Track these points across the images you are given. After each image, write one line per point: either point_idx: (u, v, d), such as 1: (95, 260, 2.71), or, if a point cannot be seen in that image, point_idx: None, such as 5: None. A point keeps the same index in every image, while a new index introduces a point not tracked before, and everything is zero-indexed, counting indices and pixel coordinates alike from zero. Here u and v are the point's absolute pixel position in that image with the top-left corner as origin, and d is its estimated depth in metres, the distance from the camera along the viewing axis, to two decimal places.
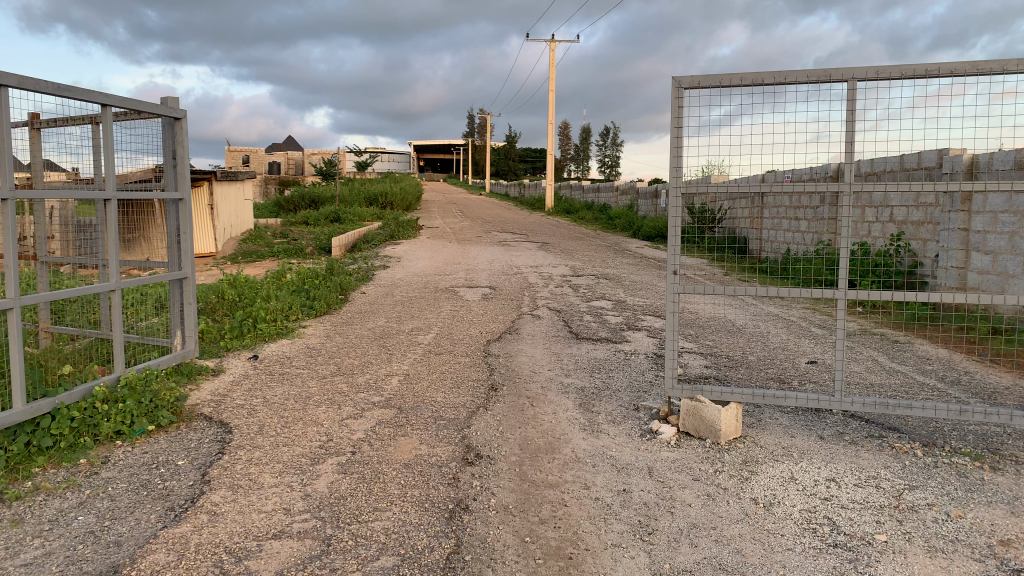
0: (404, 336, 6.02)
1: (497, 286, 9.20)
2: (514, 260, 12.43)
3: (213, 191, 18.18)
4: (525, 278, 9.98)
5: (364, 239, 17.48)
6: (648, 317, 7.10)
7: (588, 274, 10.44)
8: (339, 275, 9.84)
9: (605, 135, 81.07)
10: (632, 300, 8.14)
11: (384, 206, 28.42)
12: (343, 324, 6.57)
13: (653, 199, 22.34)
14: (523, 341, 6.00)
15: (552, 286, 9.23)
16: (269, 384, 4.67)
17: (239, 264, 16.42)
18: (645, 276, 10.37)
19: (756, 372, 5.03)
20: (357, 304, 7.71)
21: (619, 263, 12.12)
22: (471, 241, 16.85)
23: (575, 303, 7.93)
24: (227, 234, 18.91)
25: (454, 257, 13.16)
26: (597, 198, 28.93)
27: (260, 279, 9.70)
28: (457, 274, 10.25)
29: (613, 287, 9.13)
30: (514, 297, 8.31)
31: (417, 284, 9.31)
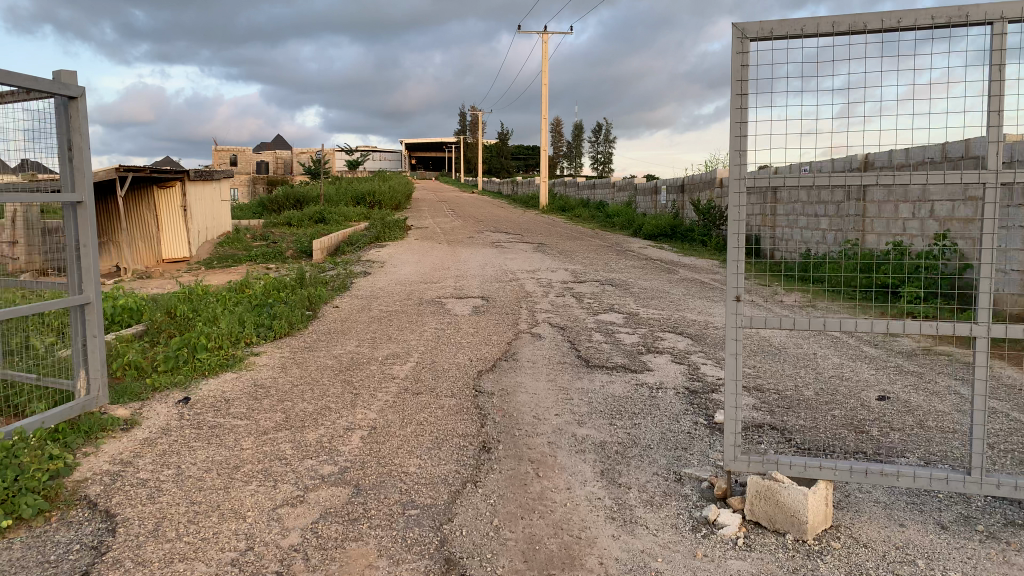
0: (376, 367, 4.92)
1: (490, 296, 8.10)
2: (509, 264, 11.33)
3: (186, 191, 17.01)
4: (521, 286, 8.88)
5: (347, 242, 16.35)
6: (668, 335, 6.01)
7: (590, 281, 9.36)
8: (312, 285, 8.73)
9: (599, 130, 79.91)
10: (646, 313, 7.04)
11: (372, 206, 27.27)
12: (306, 350, 5.46)
13: (653, 195, 21.22)
14: (522, 370, 4.91)
15: (551, 296, 8.15)
16: (191, 443, 3.56)
17: (213, 270, 15.30)
18: (654, 281, 9.30)
19: (821, 417, 3.94)
20: (326, 322, 6.61)
21: (624, 266, 11.05)
22: (461, 243, 15.73)
23: (580, 317, 6.82)
24: (202, 237, 17.74)
25: (442, 261, 12.07)
26: (593, 195, 27.81)
27: (223, 291, 8.58)
28: (445, 282, 9.16)
29: (622, 296, 8.05)
30: (509, 310, 7.22)
31: (399, 295, 8.21)
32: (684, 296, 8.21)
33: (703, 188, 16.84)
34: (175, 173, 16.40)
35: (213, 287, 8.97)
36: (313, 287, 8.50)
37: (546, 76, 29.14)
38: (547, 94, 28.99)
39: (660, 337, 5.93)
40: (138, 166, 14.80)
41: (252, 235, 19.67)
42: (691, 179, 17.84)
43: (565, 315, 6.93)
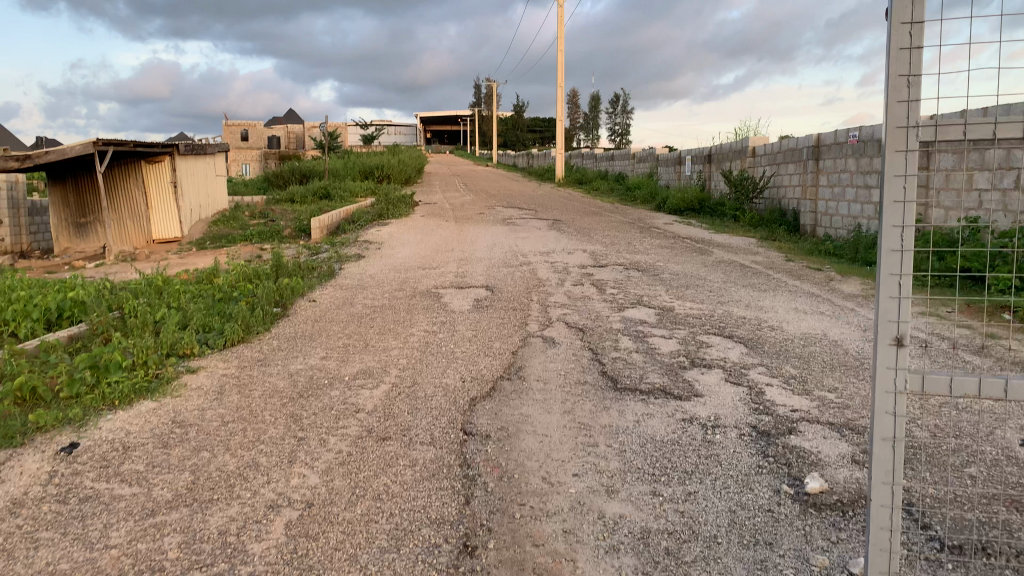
0: (339, 393, 3.76)
1: (497, 285, 6.93)
2: (520, 244, 10.15)
3: (177, 166, 15.79)
4: (532, 272, 7.71)
5: (349, 220, 15.25)
6: (712, 339, 4.83)
7: (612, 265, 8.18)
8: (293, 274, 7.60)
9: (617, 101, 78.07)
10: (683, 308, 5.83)
11: (380, 180, 26.15)
12: (257, 367, 4.30)
13: (677, 166, 19.87)
14: (529, 397, 3.74)
15: (568, 284, 6.97)
16: (39, 535, 2.42)
17: (204, 251, 14.25)
18: (686, 266, 8.10)
19: (955, 484, 2.75)
20: (296, 322, 5.47)
21: (649, 247, 9.83)
22: (471, 220, 14.54)
23: (603, 314, 5.63)
24: (196, 215, 16.63)
25: (447, 241, 10.90)
26: (611, 166, 26.54)
27: (190, 280, 7.47)
28: (445, 268, 8.02)
29: (651, 285, 6.85)
30: (517, 304, 6.05)
31: (392, 284, 7.06)
32: (725, 284, 6.99)
33: (734, 158, 15.50)
34: (164, 147, 15.24)
35: (181, 275, 7.86)
36: (293, 276, 7.37)
37: (561, 42, 27.66)
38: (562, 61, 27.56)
39: (706, 343, 4.73)
40: (121, 141, 13.70)
41: (250, 212, 18.60)
42: (720, 149, 16.50)
43: (587, 311, 5.74)
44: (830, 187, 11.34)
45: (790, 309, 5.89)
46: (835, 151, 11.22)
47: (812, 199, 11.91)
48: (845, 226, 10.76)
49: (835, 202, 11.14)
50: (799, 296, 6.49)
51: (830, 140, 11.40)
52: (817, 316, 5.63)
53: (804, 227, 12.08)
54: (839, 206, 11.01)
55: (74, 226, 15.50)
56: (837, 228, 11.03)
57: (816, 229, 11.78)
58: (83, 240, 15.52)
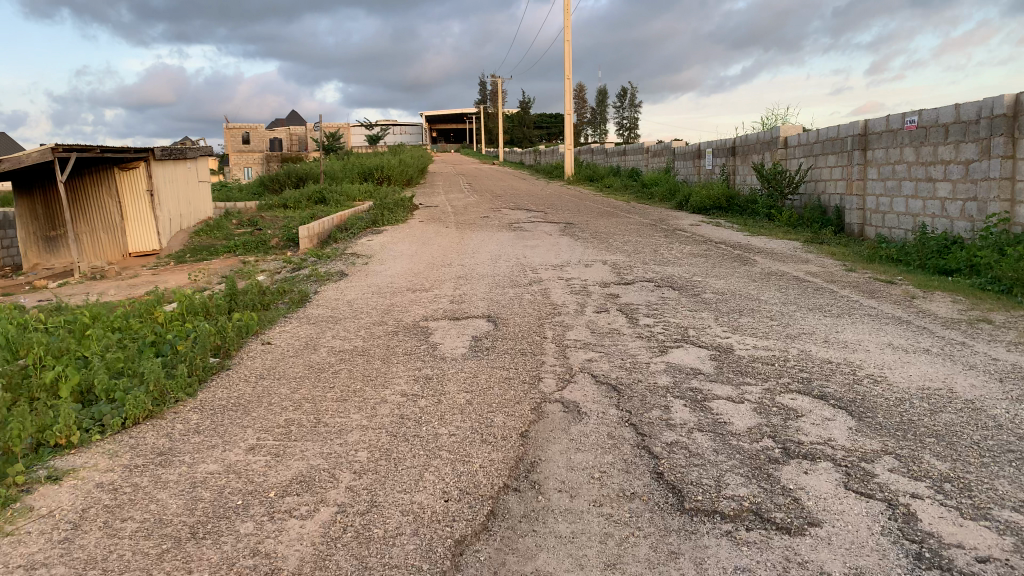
0: (252, 530, 2.42)
1: (502, 314, 5.58)
2: (528, 255, 8.83)
3: (153, 172, 14.49)
4: (544, 294, 6.34)
5: (342, 227, 13.97)
6: (799, 405, 3.49)
7: (640, 281, 6.85)
8: (254, 304, 6.28)
9: (624, 95, 76.59)
10: (745, 349, 4.47)
11: (381, 182, 24.90)
12: (149, 472, 2.94)
13: (696, 159, 18.49)
14: (549, 531, 2.38)
15: (589, 311, 5.60)
16: None
17: (182, 267, 12.97)
18: (729, 282, 6.76)
19: None
20: (234, 383, 4.12)
21: (679, 255, 8.47)
22: (475, 225, 13.20)
23: (641, 360, 4.26)
24: (177, 225, 15.31)
25: (445, 253, 9.57)
26: (622, 162, 25.18)
27: (129, 314, 6.15)
28: (440, 290, 6.71)
29: (695, 311, 5.48)
30: (528, 343, 4.69)
31: (372, 316, 5.71)
32: (785, 308, 5.61)
33: (763, 150, 14.08)
34: (137, 152, 13.94)
35: (121, 307, 6.52)
36: (253, 307, 6.03)
37: (566, 32, 26.30)
38: (568, 53, 26.22)
39: (794, 414, 3.36)
40: (86, 144, 12.41)
41: (239, 220, 17.32)
42: (745, 140, 15.09)
43: (620, 355, 4.37)
44: (882, 182, 9.96)
45: (884, 347, 4.51)
46: (887, 139, 9.82)
47: (859, 194, 10.51)
48: (903, 226, 9.38)
49: (888, 199, 9.75)
50: (884, 323, 5.11)
51: (879, 128, 10.01)
52: (925, 357, 4.25)
53: (850, 227, 10.69)
54: (893, 204, 9.64)
55: (43, 240, 14.24)
56: (893, 228, 9.64)
57: (864, 229, 10.41)
58: (53, 255, 14.25)
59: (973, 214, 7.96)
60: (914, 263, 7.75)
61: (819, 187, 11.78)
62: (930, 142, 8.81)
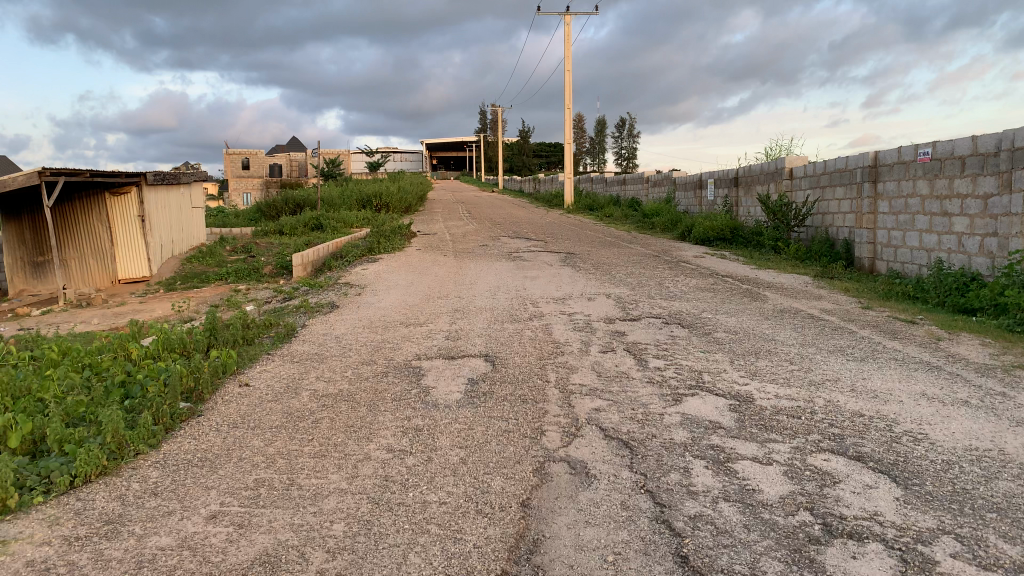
0: None
1: (501, 353, 5.20)
2: (527, 287, 8.46)
3: (144, 197, 14.16)
4: (545, 330, 5.96)
5: (337, 255, 13.62)
6: (834, 469, 3.09)
7: (646, 317, 6.47)
8: (235, 341, 5.75)
9: (624, 125, 76.82)
10: (766, 398, 4.07)
11: (379, 209, 24.62)
12: (92, 547, 2.54)
13: (698, 190, 18.22)
14: None
15: (594, 351, 5.22)
16: None
17: (171, 294, 12.61)
18: (740, 319, 6.38)
19: None
20: (203, 433, 3.72)
21: (685, 289, 8.10)
22: (473, 254, 12.85)
23: (653, 410, 3.87)
24: (168, 252, 14.95)
25: (441, 283, 9.19)
26: (622, 191, 24.92)
27: (100, 348, 5.75)
28: (434, 325, 6.32)
29: (708, 352, 5.10)
30: (529, 388, 4.30)
31: (360, 354, 5.32)
32: (803, 349, 5.23)
33: (767, 181, 13.79)
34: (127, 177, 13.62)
35: (95, 341, 6.12)
36: (233, 342, 5.62)
37: (566, 61, 26.24)
38: (568, 82, 26.12)
39: (830, 479, 2.98)
40: (75, 169, 12.09)
41: (232, 246, 16.97)
42: (749, 171, 14.83)
43: (630, 403, 3.99)
44: (894, 215, 9.63)
45: (919, 398, 4.12)
46: (898, 171, 9.52)
47: (869, 227, 10.18)
48: (917, 261, 9.04)
49: (900, 232, 9.42)
50: (913, 370, 4.73)
51: (889, 160, 9.71)
52: (965, 410, 3.86)
53: (860, 261, 10.35)
54: (906, 238, 9.30)
55: (30, 266, 13.86)
56: (906, 263, 9.30)
57: (875, 263, 10.06)
58: (40, 281, 13.88)
59: (994, 250, 7.60)
60: (933, 300, 7.37)
61: (827, 220, 11.45)
62: (944, 175, 8.50)
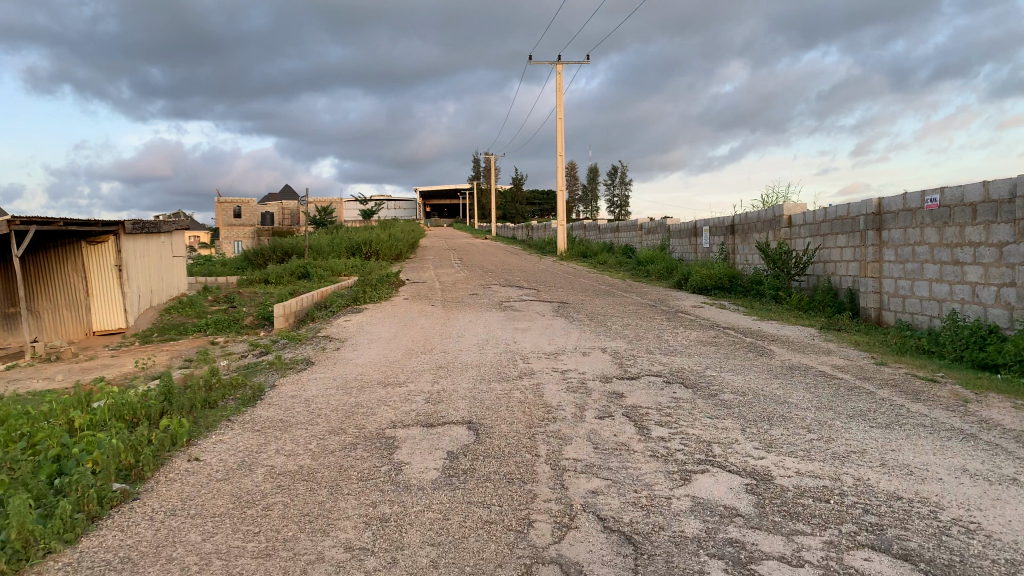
0: None
1: (486, 419, 4.68)
2: (517, 341, 7.97)
3: (122, 246, 13.69)
4: (536, 391, 5.46)
5: (321, 306, 13.14)
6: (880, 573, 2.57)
7: (644, 375, 5.98)
8: (193, 407, 5.19)
9: (615, 173, 77.22)
10: (787, 476, 3.57)
11: (368, 257, 24.21)
12: None
13: (692, 237, 17.88)
14: None
15: (589, 416, 4.72)
16: None
17: (146, 347, 12.06)
18: (747, 378, 5.90)
19: None
20: (133, 524, 3.17)
21: (685, 343, 7.63)
22: (462, 304, 12.38)
23: (659, 493, 3.35)
24: (146, 302, 14.42)
25: (427, 336, 8.69)
26: (615, 238, 24.60)
27: (43, 413, 5.20)
28: (414, 385, 5.80)
29: (715, 418, 4.60)
30: (517, 464, 3.78)
31: (330, 420, 4.79)
32: (820, 414, 4.74)
33: (765, 229, 13.44)
34: (105, 225, 13.19)
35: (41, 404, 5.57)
36: (190, 406, 5.09)
37: (557, 109, 26.17)
38: (559, 130, 26.02)
39: None
40: (48, 217, 11.66)
41: (215, 296, 16.47)
42: (746, 218, 14.50)
43: (631, 484, 3.47)
44: (901, 264, 9.24)
45: (960, 474, 3.61)
46: (904, 219, 9.17)
47: (874, 276, 9.78)
48: (927, 312, 8.61)
49: (908, 282, 9.02)
50: (947, 439, 4.23)
51: (895, 207, 9.36)
52: (1017, 492, 3.35)
53: (866, 312, 9.92)
54: (915, 288, 8.90)
55: (0, 317, 13.30)
56: (916, 314, 8.87)
57: (882, 314, 9.64)
58: (10, 333, 13.31)
59: (1012, 300, 7.18)
60: (950, 354, 6.90)
61: (830, 268, 11.06)
62: (954, 223, 8.13)
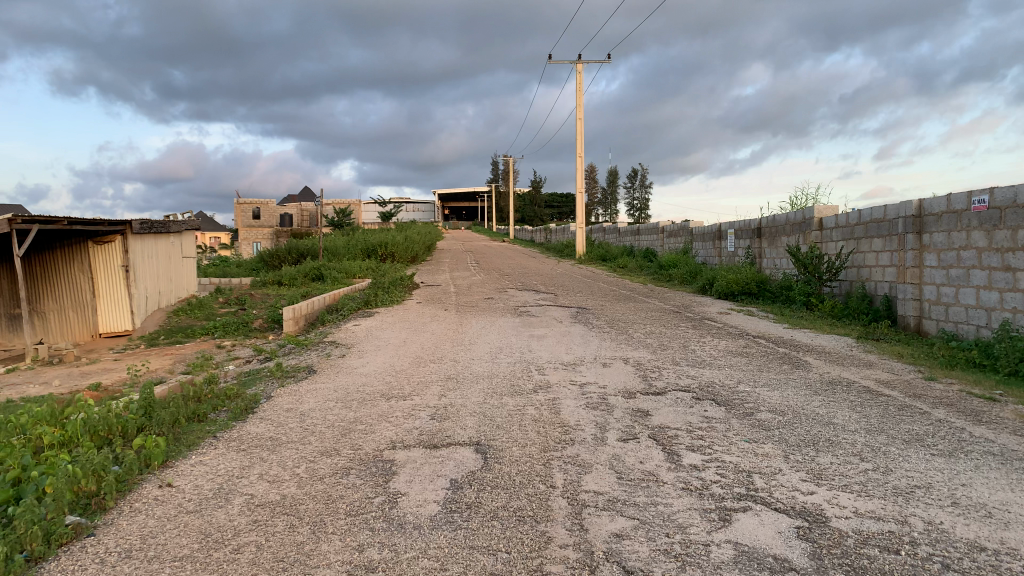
0: None
1: (496, 441, 4.20)
2: (533, 349, 7.48)
3: (129, 246, 13.36)
4: (552, 407, 4.97)
5: (332, 310, 12.74)
6: None
7: (671, 390, 5.47)
8: (176, 421, 4.74)
9: (635, 176, 76.55)
10: (845, 518, 3.05)
11: (384, 259, 23.85)
12: None
13: (716, 241, 17.32)
14: None
15: (611, 438, 4.22)
16: None
17: (151, 350, 11.71)
18: (784, 395, 5.37)
19: None
20: (79, 568, 2.71)
21: (714, 353, 7.11)
22: (478, 308, 11.92)
23: (695, 539, 2.85)
24: (154, 304, 14.09)
25: (439, 342, 8.23)
26: (636, 242, 24.06)
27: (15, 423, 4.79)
28: (420, 398, 5.33)
29: (753, 443, 4.09)
30: (529, 498, 3.29)
31: (323, 440, 4.33)
32: (872, 438, 4.21)
33: (794, 233, 12.87)
34: (111, 225, 12.87)
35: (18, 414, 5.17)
36: (173, 421, 4.65)
37: (577, 110, 25.71)
38: (579, 131, 25.53)
39: None
40: (51, 216, 11.35)
41: (225, 298, 16.13)
42: (773, 222, 13.93)
43: (663, 526, 2.97)
44: (943, 269, 8.65)
45: None
46: (947, 222, 8.59)
47: (913, 282, 9.20)
48: (974, 321, 8.03)
49: (952, 288, 8.43)
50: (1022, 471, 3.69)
51: (937, 209, 8.79)
52: None
53: (905, 320, 9.34)
54: (959, 295, 8.31)
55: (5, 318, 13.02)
56: (961, 323, 8.28)
57: (923, 323, 9.05)
58: (16, 334, 13.03)
59: None
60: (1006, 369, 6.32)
61: (866, 274, 10.47)
62: (1005, 226, 7.56)
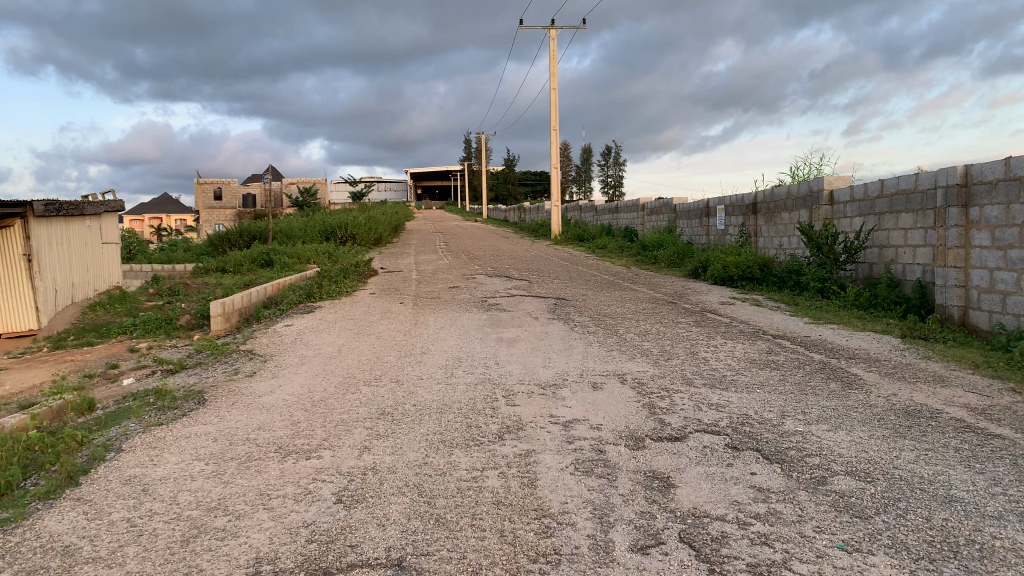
0: None
1: (427, 559, 2.53)
2: (499, 361, 5.80)
3: (31, 232, 11.41)
4: (524, 474, 3.30)
5: (269, 303, 10.98)
6: None
7: (692, 435, 3.84)
8: None
9: (609, 153, 74.86)
10: None
11: (344, 242, 22.01)
12: None
13: (704, 218, 15.72)
14: None
15: (620, 549, 2.58)
16: None
17: (52, 355, 9.88)
18: (854, 440, 3.75)
19: None
20: None
21: (733, 365, 5.48)
22: (439, 299, 10.21)
23: None
24: (66, 297, 12.19)
25: (381, 350, 6.51)
26: (614, 220, 22.43)
27: None
28: (325, 457, 3.62)
29: (858, 562, 2.46)
30: None
31: (147, 560, 2.62)
32: None
33: (800, 208, 11.27)
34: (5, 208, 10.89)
35: None
36: None
37: (549, 80, 23.92)
38: (552, 102, 23.76)
39: None
40: None
41: (156, 288, 14.24)
42: (773, 196, 12.32)
43: None
44: (998, 250, 7.08)
45: None
46: (1003, 192, 7.01)
47: (957, 265, 7.63)
48: None
49: (1012, 274, 6.88)
50: None
51: (990, 176, 7.20)
52: None
53: (945, 311, 7.80)
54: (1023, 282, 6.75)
55: None
56: None
57: (969, 315, 7.51)
58: None
59: None
60: None
61: (893, 255, 8.92)
62: None
